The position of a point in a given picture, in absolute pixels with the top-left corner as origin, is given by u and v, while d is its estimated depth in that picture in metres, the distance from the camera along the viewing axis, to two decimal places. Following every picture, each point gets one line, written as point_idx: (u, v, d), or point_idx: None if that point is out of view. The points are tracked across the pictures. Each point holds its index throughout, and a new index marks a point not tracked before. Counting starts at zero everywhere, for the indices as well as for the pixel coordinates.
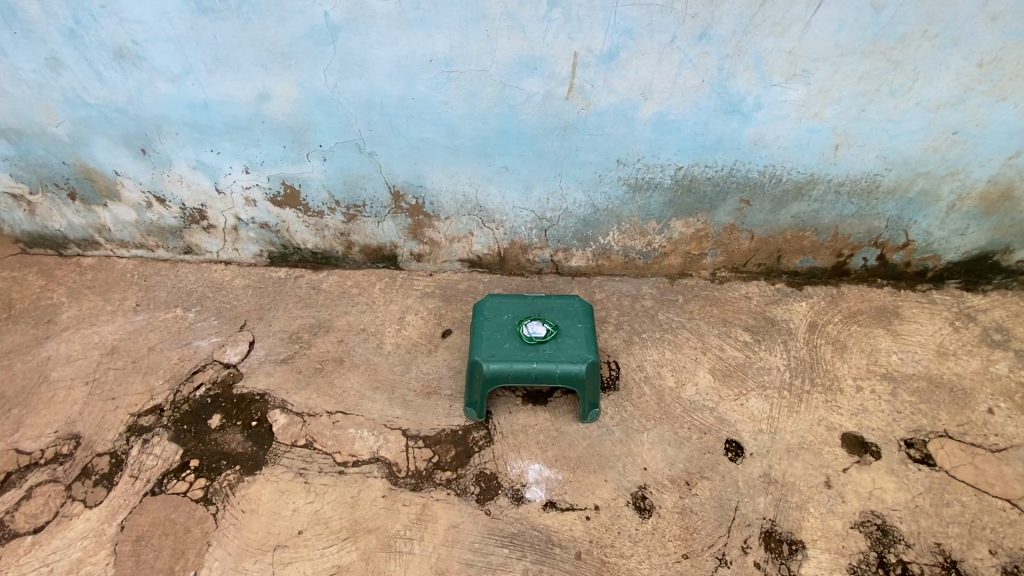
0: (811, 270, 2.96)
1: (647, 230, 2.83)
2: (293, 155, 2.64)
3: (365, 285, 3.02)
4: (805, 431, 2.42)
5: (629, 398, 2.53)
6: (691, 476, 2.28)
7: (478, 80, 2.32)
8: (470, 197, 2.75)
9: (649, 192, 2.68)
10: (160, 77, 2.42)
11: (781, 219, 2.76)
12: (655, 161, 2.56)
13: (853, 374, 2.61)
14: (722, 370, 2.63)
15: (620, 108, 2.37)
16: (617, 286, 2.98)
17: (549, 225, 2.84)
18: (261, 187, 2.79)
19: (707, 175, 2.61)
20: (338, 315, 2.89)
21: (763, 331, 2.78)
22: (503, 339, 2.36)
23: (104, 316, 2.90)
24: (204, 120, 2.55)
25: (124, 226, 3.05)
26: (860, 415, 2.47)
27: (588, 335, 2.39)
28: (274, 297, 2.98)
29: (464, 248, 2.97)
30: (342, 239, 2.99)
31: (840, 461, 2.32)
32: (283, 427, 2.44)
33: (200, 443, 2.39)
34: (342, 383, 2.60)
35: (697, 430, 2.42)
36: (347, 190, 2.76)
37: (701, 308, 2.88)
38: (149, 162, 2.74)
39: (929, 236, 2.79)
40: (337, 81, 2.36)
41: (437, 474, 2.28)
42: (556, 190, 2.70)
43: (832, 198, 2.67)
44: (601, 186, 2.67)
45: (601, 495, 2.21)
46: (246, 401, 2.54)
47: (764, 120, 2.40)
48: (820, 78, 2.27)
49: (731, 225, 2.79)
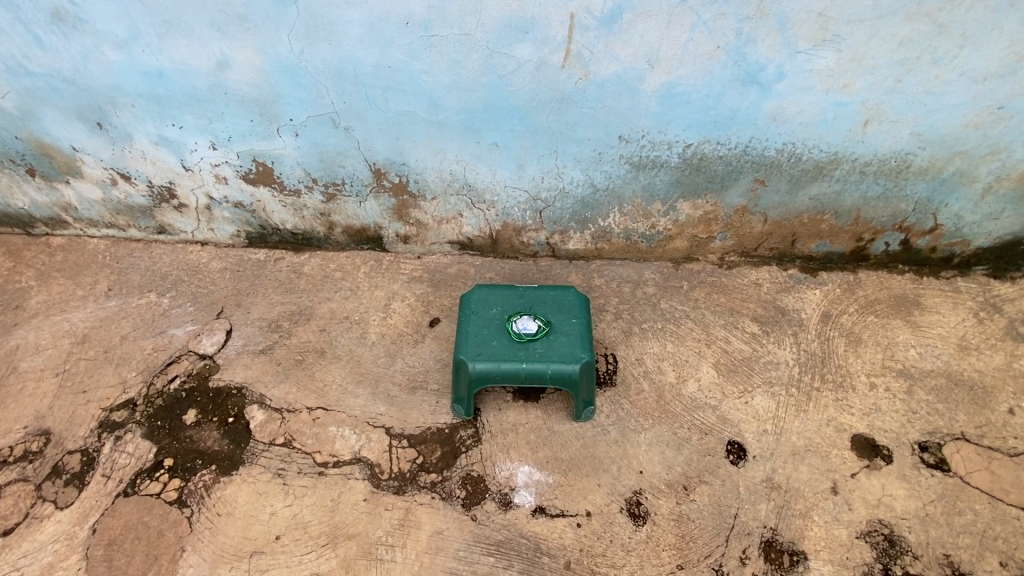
0: (828, 255, 2.75)
1: (651, 212, 2.59)
2: (262, 130, 2.40)
3: (348, 268, 2.85)
4: (812, 432, 2.28)
5: (626, 394, 2.40)
6: (690, 480, 2.16)
7: (461, 44, 2.05)
8: (457, 176, 2.52)
9: (654, 171, 2.41)
10: (107, 43, 2.16)
11: (799, 201, 2.49)
12: (662, 137, 2.28)
13: (867, 370, 2.45)
14: (727, 364, 2.49)
15: (623, 77, 2.09)
16: (617, 271, 2.79)
17: (544, 206, 2.61)
18: (231, 164, 2.57)
19: (718, 153, 2.33)
20: (320, 301, 2.74)
21: (772, 322, 2.61)
22: (491, 336, 2.16)
23: (74, 302, 2.76)
24: (160, 90, 2.30)
25: (90, 204, 2.85)
26: (873, 414, 2.32)
27: (583, 331, 2.18)
28: (254, 282, 2.82)
29: (454, 229, 2.77)
30: (322, 219, 2.79)
31: (848, 466, 2.19)
32: (260, 424, 2.32)
33: (174, 441, 2.28)
34: (324, 376, 2.46)
35: (697, 430, 2.29)
36: (324, 167, 2.53)
37: (705, 296, 2.70)
38: (107, 137, 2.52)
39: (960, 220, 2.55)
40: (304, 47, 2.10)
41: (421, 477, 2.17)
42: (552, 169, 2.45)
43: (856, 178, 2.38)
44: (601, 165, 2.41)
45: (593, 501, 2.11)
46: (223, 395, 2.41)
47: (787, 92, 2.10)
48: (853, 43, 1.96)
49: (743, 207, 2.54)
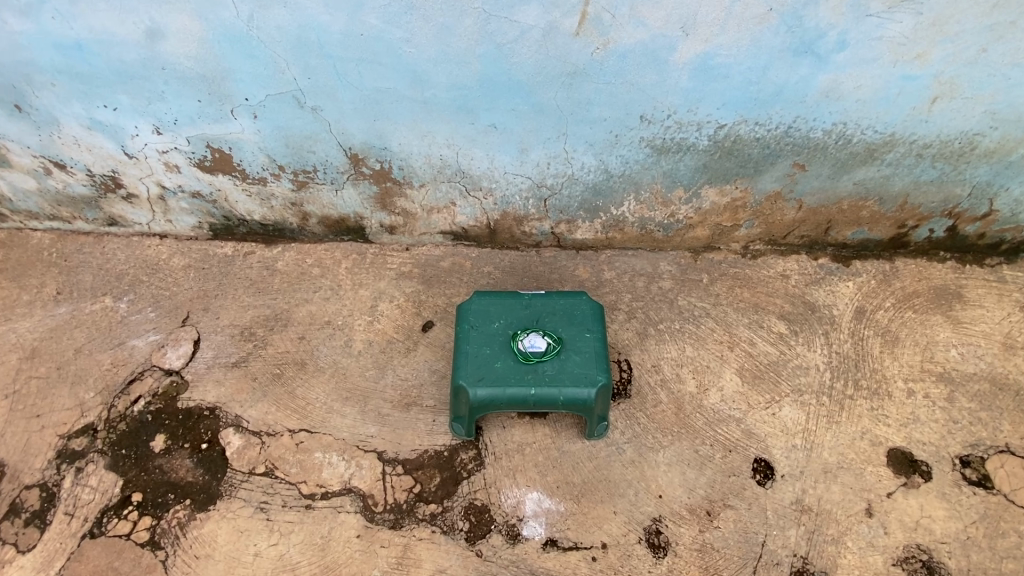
0: (863, 242, 2.47)
1: (671, 200, 2.27)
2: (212, 112, 2.02)
3: (328, 263, 2.53)
4: (845, 447, 2.09)
5: (642, 407, 2.17)
6: (713, 504, 1.98)
7: (452, 7, 1.66)
8: (449, 161, 2.16)
9: (678, 155, 2.08)
10: (7, 9, 1.76)
11: (840, 186, 2.19)
12: (690, 117, 1.95)
13: (904, 374, 2.24)
14: (752, 370, 2.26)
15: (649, 47, 1.73)
16: (630, 262, 2.49)
17: (549, 194, 2.28)
18: (181, 150, 2.19)
19: (755, 135, 2.00)
20: (298, 304, 2.43)
21: (802, 320, 2.36)
22: (493, 357, 1.89)
23: (20, 310, 2.43)
24: (82, 66, 1.91)
25: (25, 195, 2.47)
26: (910, 425, 2.13)
27: (598, 348, 1.92)
28: (221, 281, 2.50)
29: (446, 219, 2.43)
30: (294, 209, 2.44)
31: (884, 484, 2.02)
32: (237, 451, 2.08)
33: (142, 472, 2.05)
34: (305, 394, 2.21)
35: (721, 447, 2.09)
36: (292, 153, 2.16)
37: (727, 290, 2.43)
38: (29, 121, 2.12)
39: (1017, 204, 2.28)
40: (252, 11, 1.70)
41: (419, 508, 1.97)
42: (560, 153, 2.10)
43: (910, 162, 2.09)
44: (617, 148, 2.07)
45: (609, 531, 1.93)
46: (193, 418, 2.16)
47: (847, 64, 1.77)
48: (937, 5, 1.63)
49: (776, 193, 2.23)
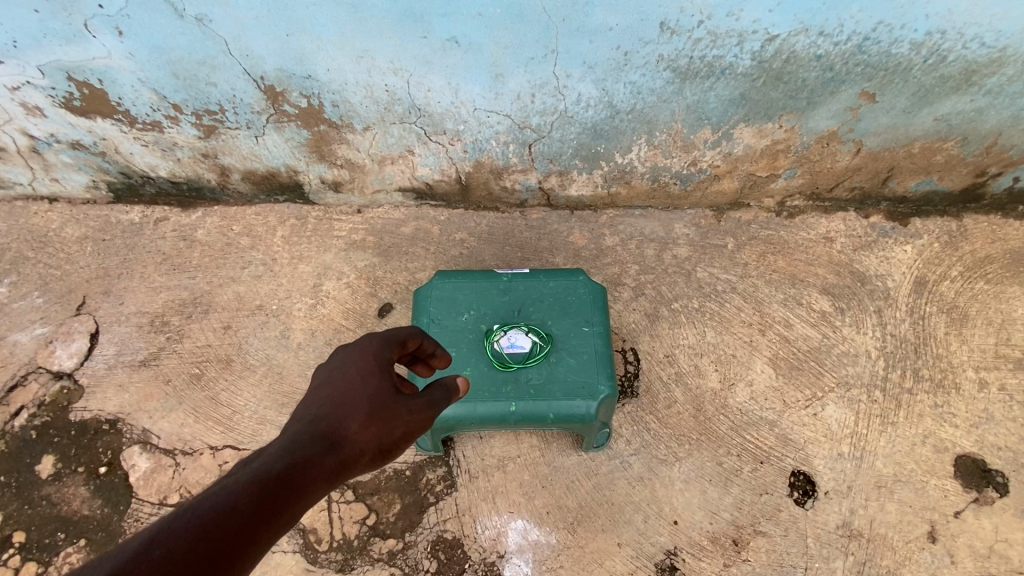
0: (928, 195, 1.97)
1: (693, 143, 1.76)
2: (59, 28, 1.44)
3: (259, 231, 2.01)
4: (902, 454, 1.69)
5: (652, 409, 1.74)
6: (740, 531, 1.59)
7: None
8: (399, 94, 1.61)
9: (708, 81, 1.55)
10: None
11: (916, 122, 1.70)
12: (730, 25, 1.40)
13: (974, 361, 1.81)
14: (788, 359, 1.82)
15: None
16: (638, 224, 1.98)
17: (534, 137, 1.74)
18: (38, 85, 1.63)
19: (816, 51, 1.47)
20: (222, 284, 1.94)
21: (850, 294, 1.90)
22: (461, 363, 1.43)
23: None
24: None
25: None
26: (982, 426, 1.72)
27: (599, 345, 1.46)
28: (125, 256, 1.99)
29: (404, 173, 1.90)
30: (208, 163, 1.90)
31: (951, 501, 1.63)
32: (145, 476, 1.65)
33: (24, 506, 1.62)
34: (231, 400, 1.76)
35: (750, 458, 1.68)
36: (187, 86, 1.60)
37: (758, 258, 1.95)
38: None
39: None
40: None
41: (375, 545, 1.57)
42: (549, 80, 1.56)
43: (1017, 88, 1.58)
44: (626, 73, 1.53)
45: (611, 568, 1.55)
46: (90, 434, 1.71)
47: None
48: None
49: (831, 132, 1.73)
